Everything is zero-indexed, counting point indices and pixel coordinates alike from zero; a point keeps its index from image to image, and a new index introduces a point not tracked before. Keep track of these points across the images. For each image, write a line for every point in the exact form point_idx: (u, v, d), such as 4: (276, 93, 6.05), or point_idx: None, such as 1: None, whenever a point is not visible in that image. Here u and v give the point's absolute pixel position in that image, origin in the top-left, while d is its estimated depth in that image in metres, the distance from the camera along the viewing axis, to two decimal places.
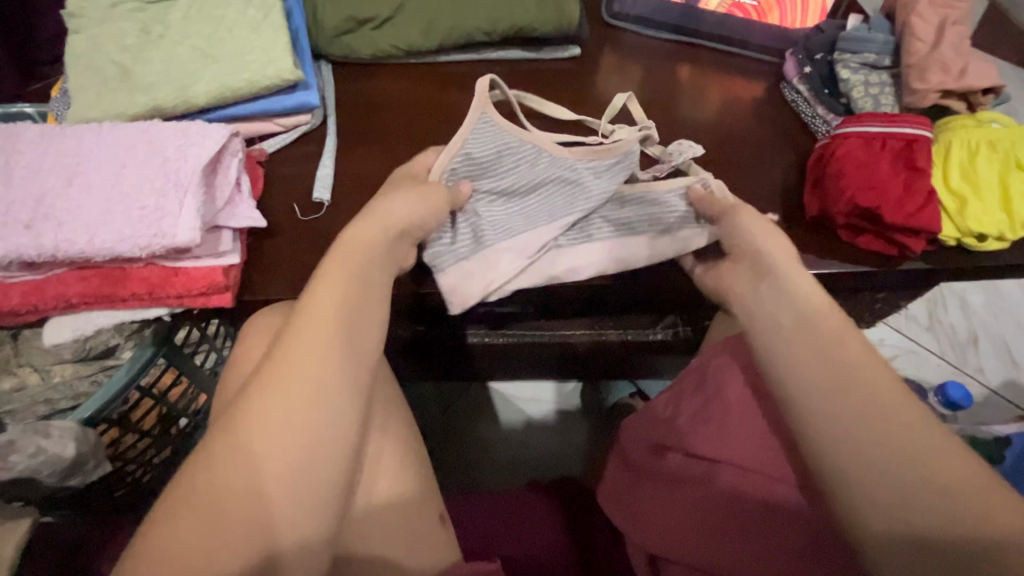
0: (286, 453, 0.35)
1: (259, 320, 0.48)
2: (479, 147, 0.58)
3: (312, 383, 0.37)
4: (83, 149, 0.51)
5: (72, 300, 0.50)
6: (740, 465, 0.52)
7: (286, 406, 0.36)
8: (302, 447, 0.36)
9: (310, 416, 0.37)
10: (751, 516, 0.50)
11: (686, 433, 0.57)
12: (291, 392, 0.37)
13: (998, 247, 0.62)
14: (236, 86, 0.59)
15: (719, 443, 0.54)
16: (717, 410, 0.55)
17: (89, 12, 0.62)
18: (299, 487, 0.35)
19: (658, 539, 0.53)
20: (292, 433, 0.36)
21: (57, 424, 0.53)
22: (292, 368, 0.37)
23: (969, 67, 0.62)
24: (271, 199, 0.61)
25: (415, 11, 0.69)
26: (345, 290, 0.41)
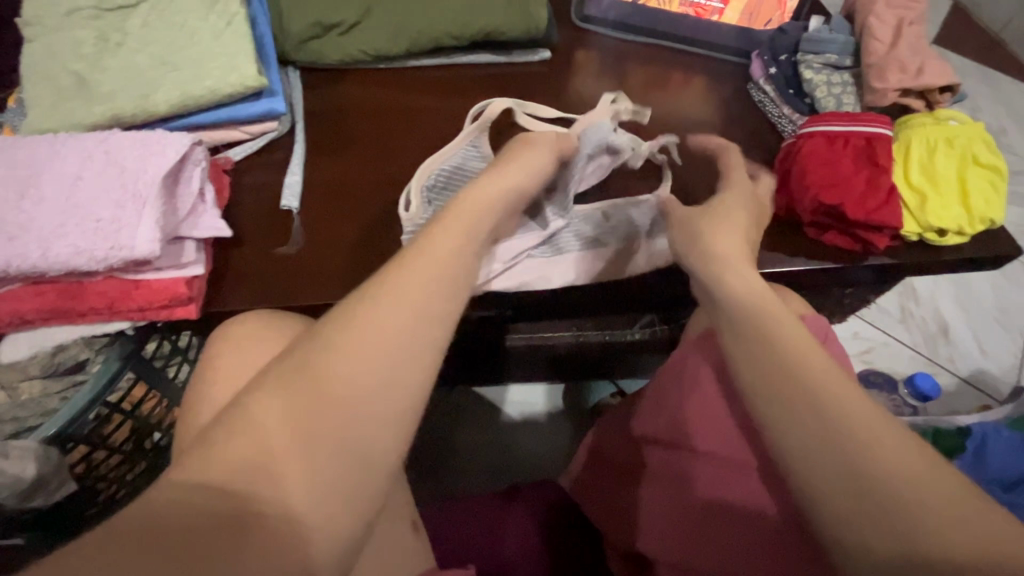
0: (315, 430, 0.33)
1: (236, 329, 0.47)
2: (463, 166, 0.61)
3: (368, 360, 0.34)
4: (36, 160, 0.50)
5: (28, 316, 0.49)
6: (721, 458, 0.50)
7: (341, 375, 0.34)
8: (344, 419, 0.33)
9: (364, 394, 0.34)
10: (740, 512, 0.48)
11: (667, 426, 0.55)
12: (346, 368, 0.34)
13: (957, 241, 0.64)
14: (197, 93, 0.58)
15: (704, 437, 0.51)
16: (696, 398, 0.53)
17: (43, 20, 0.61)
18: (322, 475, 0.33)
19: (644, 540, 0.52)
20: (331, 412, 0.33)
21: (16, 444, 0.52)
22: (354, 341, 0.35)
23: (925, 66, 0.64)
24: (237, 208, 0.60)
25: (383, 16, 0.69)
26: (430, 267, 0.37)
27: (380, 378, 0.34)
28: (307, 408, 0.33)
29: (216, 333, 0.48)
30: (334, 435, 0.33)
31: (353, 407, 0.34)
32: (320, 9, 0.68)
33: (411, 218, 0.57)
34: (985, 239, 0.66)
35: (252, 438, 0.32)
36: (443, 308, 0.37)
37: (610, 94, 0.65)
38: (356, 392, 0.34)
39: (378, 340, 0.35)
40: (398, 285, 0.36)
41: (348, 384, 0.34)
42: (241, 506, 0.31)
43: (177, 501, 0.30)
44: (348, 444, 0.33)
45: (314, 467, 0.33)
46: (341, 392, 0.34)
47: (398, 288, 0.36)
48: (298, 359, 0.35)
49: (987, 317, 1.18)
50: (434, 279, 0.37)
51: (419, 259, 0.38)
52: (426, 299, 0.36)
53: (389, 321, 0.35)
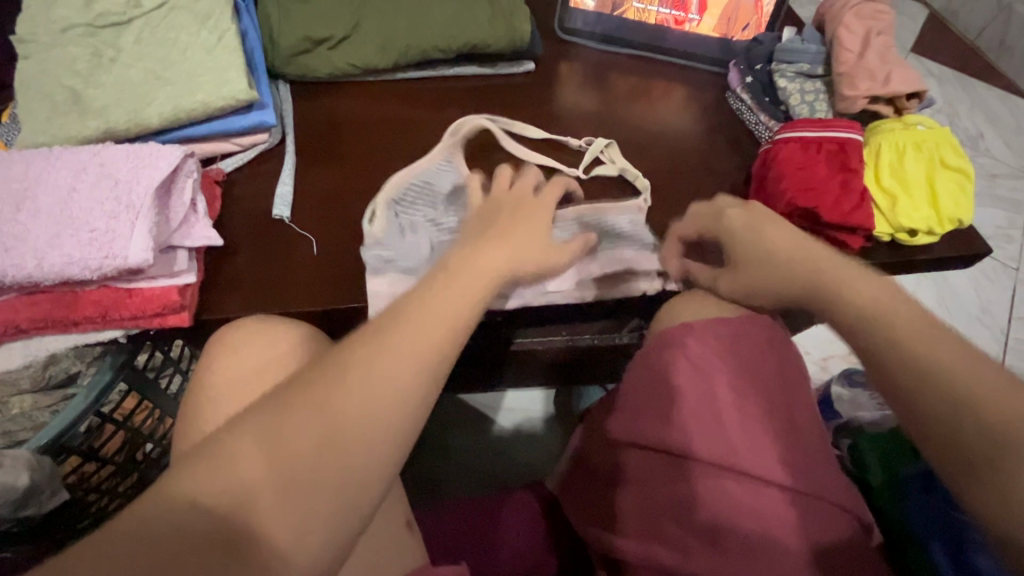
0: (303, 455, 0.35)
1: (224, 335, 0.50)
2: (435, 182, 0.63)
3: (367, 394, 0.36)
4: (31, 174, 0.51)
5: (22, 325, 0.49)
6: (711, 458, 0.51)
7: (344, 404, 0.36)
8: (336, 449, 0.35)
9: (360, 422, 0.36)
10: (730, 518, 0.49)
11: (650, 424, 0.54)
12: (343, 400, 0.36)
13: (929, 241, 0.66)
14: (190, 107, 0.59)
15: (695, 438, 0.52)
16: (688, 402, 0.52)
17: (38, 38, 0.62)
18: (306, 500, 0.34)
19: (629, 539, 0.53)
20: (323, 440, 0.35)
21: (10, 453, 0.52)
22: (364, 374, 0.37)
23: (892, 74, 0.67)
24: (228, 218, 0.61)
25: (370, 31, 0.71)
26: (438, 313, 0.40)
27: (384, 411, 0.36)
28: (311, 431, 0.35)
29: (216, 336, 0.51)
30: (325, 462, 0.35)
31: (351, 439, 0.35)
32: (309, 24, 0.70)
33: (373, 233, 0.58)
34: (956, 239, 0.68)
35: (237, 460, 0.34)
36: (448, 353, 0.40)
37: (604, 140, 0.69)
38: (356, 420, 0.36)
39: (384, 374, 0.37)
40: (400, 329, 0.39)
41: (342, 414, 0.36)
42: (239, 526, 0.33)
43: (171, 512, 0.32)
44: (342, 471, 0.35)
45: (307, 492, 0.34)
46: (344, 418, 0.36)
47: (400, 330, 0.39)
48: (294, 389, 0.37)
49: (969, 316, 1.23)
50: (447, 328, 0.40)
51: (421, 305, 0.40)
52: (429, 342, 0.39)
53: (399, 358, 0.38)
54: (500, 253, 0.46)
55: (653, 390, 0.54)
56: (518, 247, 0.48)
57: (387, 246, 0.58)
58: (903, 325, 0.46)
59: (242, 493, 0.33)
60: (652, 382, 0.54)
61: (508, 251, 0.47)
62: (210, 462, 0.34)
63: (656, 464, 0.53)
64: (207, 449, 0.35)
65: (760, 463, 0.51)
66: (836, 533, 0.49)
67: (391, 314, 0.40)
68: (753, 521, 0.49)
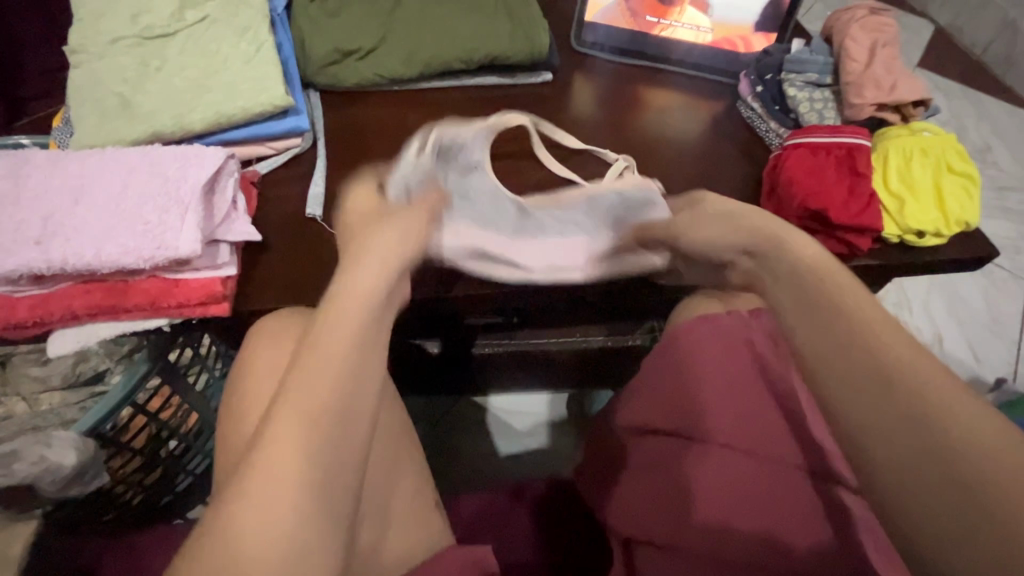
0: (283, 477, 0.37)
1: (270, 325, 0.53)
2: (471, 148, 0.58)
3: (312, 398, 0.40)
4: (86, 171, 0.54)
5: (78, 312, 0.52)
6: (727, 444, 0.54)
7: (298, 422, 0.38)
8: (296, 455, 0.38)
9: (310, 427, 0.39)
10: (743, 496, 0.52)
11: (674, 410, 0.57)
12: (299, 415, 0.39)
13: (936, 243, 0.68)
14: (230, 112, 0.63)
15: (708, 423, 0.55)
16: (704, 391, 0.57)
17: (90, 48, 0.66)
18: (290, 514, 0.36)
19: (631, 521, 0.54)
20: (294, 458, 0.38)
21: (59, 434, 0.58)
22: (301, 392, 0.40)
23: (898, 83, 0.70)
24: (264, 216, 0.65)
25: (398, 43, 0.75)
26: (347, 310, 0.43)
27: (316, 419, 0.39)
28: (282, 458, 0.37)
29: (253, 326, 0.54)
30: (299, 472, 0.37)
31: (295, 456, 0.38)
32: (340, 37, 0.74)
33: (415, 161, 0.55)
34: (964, 242, 0.70)
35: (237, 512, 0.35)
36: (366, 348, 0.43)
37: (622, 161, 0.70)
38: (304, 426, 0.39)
39: (317, 376, 0.40)
40: (318, 343, 0.41)
41: (302, 427, 0.39)
42: (230, 540, 0.34)
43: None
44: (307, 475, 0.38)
45: (269, 510, 0.36)
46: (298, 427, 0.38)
47: (319, 343, 0.42)
48: (266, 431, 0.38)
49: (979, 327, 1.24)
50: (359, 324, 0.43)
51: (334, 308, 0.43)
52: (348, 335, 0.42)
53: (327, 360, 0.41)
54: (391, 249, 0.46)
55: (667, 386, 0.58)
56: (399, 237, 0.47)
57: (415, 181, 0.55)
58: (876, 315, 0.43)
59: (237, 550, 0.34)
60: (663, 376, 0.59)
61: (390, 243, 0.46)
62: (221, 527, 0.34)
63: (668, 448, 0.56)
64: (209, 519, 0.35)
65: (767, 446, 0.54)
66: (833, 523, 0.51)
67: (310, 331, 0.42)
68: (749, 521, 0.51)
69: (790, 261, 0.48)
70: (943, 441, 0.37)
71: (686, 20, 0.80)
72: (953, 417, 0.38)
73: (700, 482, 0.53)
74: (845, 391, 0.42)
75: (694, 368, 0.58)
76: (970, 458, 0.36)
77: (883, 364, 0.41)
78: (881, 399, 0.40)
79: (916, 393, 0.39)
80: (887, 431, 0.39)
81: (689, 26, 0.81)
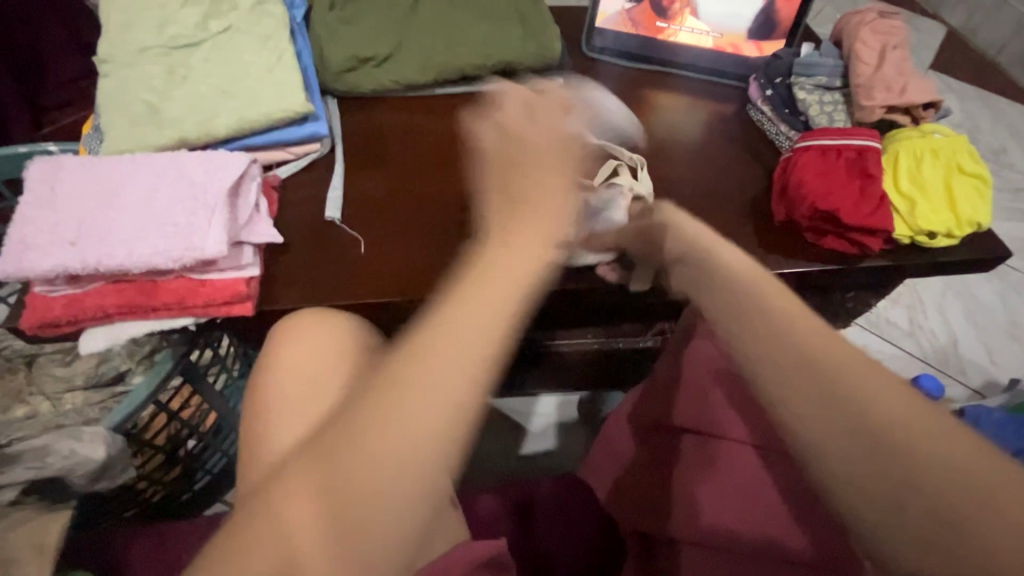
0: (359, 492, 0.29)
1: (308, 318, 0.50)
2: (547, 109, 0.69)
3: (421, 413, 0.30)
4: (118, 176, 0.56)
5: (108, 310, 0.54)
6: (745, 442, 0.58)
7: (383, 437, 0.30)
8: (383, 473, 0.29)
9: (407, 451, 0.30)
10: (768, 491, 0.56)
11: (694, 413, 0.61)
12: (408, 426, 0.30)
13: (948, 243, 0.68)
14: (253, 118, 0.65)
15: (726, 425, 0.59)
16: (719, 396, 0.61)
17: (119, 57, 0.69)
18: (350, 537, 0.29)
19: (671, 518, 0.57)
20: (377, 472, 0.29)
21: (89, 429, 0.60)
22: (408, 398, 0.30)
23: (908, 86, 0.70)
24: (285, 219, 0.66)
25: (414, 51, 0.77)
26: (481, 310, 0.33)
27: (421, 439, 0.30)
28: (358, 470, 0.29)
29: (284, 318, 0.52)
30: (376, 496, 0.29)
31: (379, 478, 0.30)
32: (358, 44, 0.76)
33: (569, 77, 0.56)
34: (976, 243, 0.71)
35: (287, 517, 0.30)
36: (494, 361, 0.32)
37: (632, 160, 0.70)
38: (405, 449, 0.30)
39: (431, 405, 0.30)
40: (439, 338, 0.32)
41: (391, 448, 0.30)
42: (283, 558, 0.29)
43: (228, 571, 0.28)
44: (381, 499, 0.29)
45: (327, 525, 0.29)
46: (397, 446, 0.30)
47: (437, 343, 0.32)
48: (351, 424, 0.31)
49: (996, 329, 1.23)
50: (486, 330, 0.32)
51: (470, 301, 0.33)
52: (472, 338, 0.32)
53: (453, 365, 0.31)
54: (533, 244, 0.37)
55: (685, 393, 0.62)
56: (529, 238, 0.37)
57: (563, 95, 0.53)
58: (784, 305, 0.40)
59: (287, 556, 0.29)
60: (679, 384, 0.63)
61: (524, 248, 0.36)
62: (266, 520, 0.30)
63: (692, 450, 0.59)
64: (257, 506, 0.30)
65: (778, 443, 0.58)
66: (812, 528, 0.54)
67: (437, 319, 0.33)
68: (750, 526, 0.54)
69: (718, 267, 0.45)
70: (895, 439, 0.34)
71: (687, 25, 0.83)
72: (873, 411, 0.34)
73: (722, 479, 0.57)
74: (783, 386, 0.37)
75: (706, 372, 0.62)
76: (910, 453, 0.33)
77: (816, 357, 0.36)
78: (816, 393, 0.36)
79: (837, 379, 0.35)
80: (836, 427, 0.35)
81: (693, 28, 0.83)
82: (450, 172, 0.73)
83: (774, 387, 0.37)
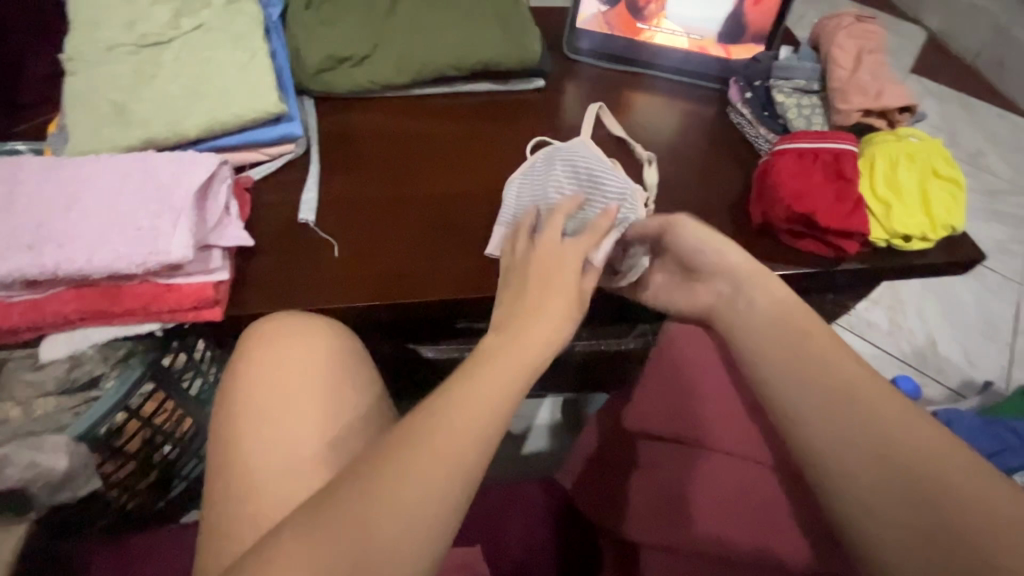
0: (370, 532, 0.33)
1: (293, 322, 0.50)
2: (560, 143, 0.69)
3: (434, 469, 0.35)
4: (81, 177, 0.55)
5: (71, 317, 0.53)
6: (733, 453, 0.55)
7: (398, 488, 0.34)
8: (393, 518, 0.33)
9: (414, 503, 0.34)
10: (752, 503, 0.52)
11: (681, 419, 0.58)
12: (419, 480, 0.34)
13: (922, 247, 0.69)
14: (224, 119, 0.64)
15: (713, 432, 0.56)
16: (704, 402, 0.58)
17: (86, 55, 0.67)
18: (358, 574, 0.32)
19: (643, 527, 0.56)
20: (388, 518, 0.33)
21: (49, 439, 0.59)
22: (423, 454, 0.35)
23: (884, 90, 0.71)
24: (257, 222, 0.65)
25: (391, 51, 0.76)
26: (503, 367, 0.40)
27: (430, 489, 0.34)
28: (367, 515, 0.33)
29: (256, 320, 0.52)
30: (388, 536, 0.33)
31: (393, 521, 0.33)
32: (334, 44, 0.75)
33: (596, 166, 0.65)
34: (950, 247, 0.71)
35: (302, 549, 0.33)
36: (520, 396, 0.39)
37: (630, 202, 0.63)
38: (426, 482, 0.34)
39: (443, 454, 0.35)
40: (464, 398, 0.38)
41: (402, 498, 0.34)
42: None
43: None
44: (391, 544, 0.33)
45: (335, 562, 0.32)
46: (415, 478, 0.34)
47: (462, 403, 0.37)
48: (368, 470, 0.35)
49: (973, 331, 1.25)
50: (507, 393, 0.39)
51: (500, 356, 0.40)
52: (492, 406, 0.38)
53: (481, 398, 0.38)
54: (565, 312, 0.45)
55: (673, 395, 0.60)
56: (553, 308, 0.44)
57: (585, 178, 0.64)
58: (824, 343, 0.46)
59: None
60: (665, 385, 0.61)
61: (556, 311, 0.44)
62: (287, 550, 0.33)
63: (678, 457, 0.57)
64: (270, 542, 0.33)
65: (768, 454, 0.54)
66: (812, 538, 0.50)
67: (461, 372, 0.39)
68: (747, 535, 0.51)
69: (761, 298, 0.50)
70: (916, 464, 0.39)
71: (665, 27, 0.82)
72: (901, 435, 0.40)
73: (706, 490, 0.54)
74: (816, 414, 0.43)
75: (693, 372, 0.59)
76: (950, 488, 0.38)
77: (843, 384, 0.43)
78: (847, 419, 0.42)
79: (873, 412, 0.41)
80: (834, 447, 0.42)
81: (670, 31, 0.82)
82: (453, 174, 0.72)
83: (794, 407, 0.44)
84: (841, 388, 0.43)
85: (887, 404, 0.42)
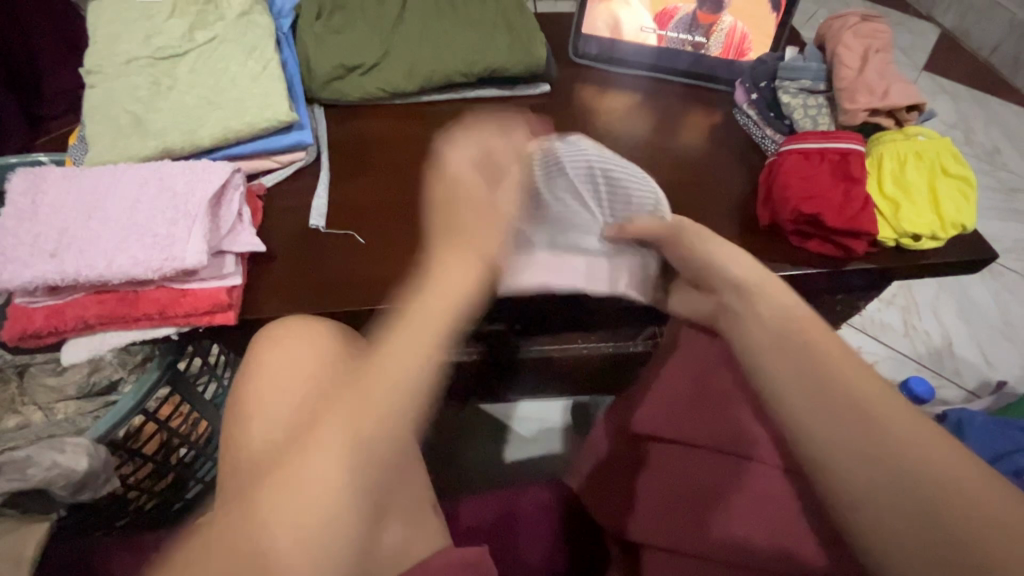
0: (349, 448, 0.37)
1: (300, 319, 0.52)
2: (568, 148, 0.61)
3: (390, 377, 0.40)
4: (102, 187, 0.57)
5: (90, 321, 0.55)
6: (771, 463, 0.54)
7: (367, 401, 0.39)
8: (360, 428, 0.38)
9: (378, 411, 0.39)
10: (779, 513, 0.52)
11: (714, 424, 0.57)
12: (380, 392, 0.39)
13: (932, 246, 0.68)
14: (238, 128, 0.66)
15: (748, 439, 0.55)
16: (736, 406, 0.57)
17: (105, 68, 0.69)
18: (341, 483, 0.36)
19: (658, 531, 0.55)
20: (360, 430, 0.38)
21: (71, 441, 0.60)
22: (381, 369, 0.40)
23: (891, 88, 0.70)
24: (268, 228, 0.67)
25: (399, 59, 0.77)
26: (440, 290, 0.44)
27: (390, 397, 0.39)
28: (344, 432, 0.38)
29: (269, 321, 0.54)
30: (359, 442, 0.38)
31: (365, 428, 0.38)
32: (344, 53, 0.76)
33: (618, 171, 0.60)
34: (961, 245, 0.71)
35: (294, 475, 0.36)
36: (463, 310, 0.44)
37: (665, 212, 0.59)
38: (383, 397, 0.39)
39: (399, 366, 0.40)
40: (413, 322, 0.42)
41: (367, 412, 0.38)
42: (291, 511, 0.35)
43: (265, 526, 0.35)
44: (361, 450, 0.38)
45: (321, 475, 0.36)
46: (377, 392, 0.39)
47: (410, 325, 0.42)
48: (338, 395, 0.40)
49: (991, 331, 1.22)
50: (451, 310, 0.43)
51: (437, 280, 0.45)
52: (435, 322, 0.42)
53: (424, 318, 0.42)
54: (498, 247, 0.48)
55: (705, 396, 0.59)
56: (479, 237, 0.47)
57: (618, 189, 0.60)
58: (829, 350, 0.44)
59: (306, 511, 0.35)
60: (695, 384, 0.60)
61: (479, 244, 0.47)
62: (278, 485, 0.36)
63: (708, 460, 0.56)
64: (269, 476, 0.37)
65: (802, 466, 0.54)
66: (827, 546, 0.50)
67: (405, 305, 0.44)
68: (766, 537, 0.51)
69: (773, 308, 0.48)
70: (905, 462, 0.38)
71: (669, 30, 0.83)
72: (892, 432, 0.39)
73: (738, 497, 0.53)
74: (802, 409, 0.43)
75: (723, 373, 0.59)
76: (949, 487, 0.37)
77: (834, 383, 0.42)
78: (835, 417, 0.41)
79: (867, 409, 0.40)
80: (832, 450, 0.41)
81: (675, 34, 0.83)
82: None
83: (796, 412, 0.43)
84: (828, 383, 0.42)
85: (880, 402, 0.41)
